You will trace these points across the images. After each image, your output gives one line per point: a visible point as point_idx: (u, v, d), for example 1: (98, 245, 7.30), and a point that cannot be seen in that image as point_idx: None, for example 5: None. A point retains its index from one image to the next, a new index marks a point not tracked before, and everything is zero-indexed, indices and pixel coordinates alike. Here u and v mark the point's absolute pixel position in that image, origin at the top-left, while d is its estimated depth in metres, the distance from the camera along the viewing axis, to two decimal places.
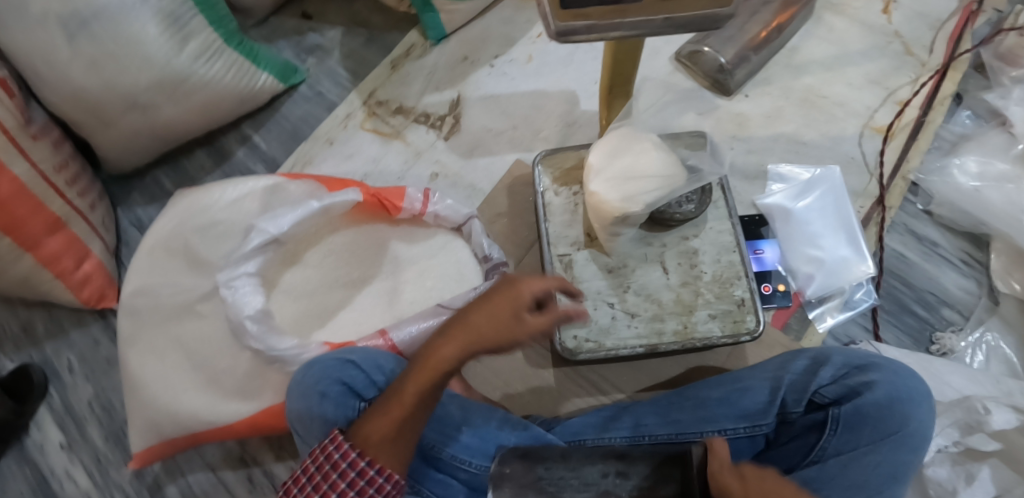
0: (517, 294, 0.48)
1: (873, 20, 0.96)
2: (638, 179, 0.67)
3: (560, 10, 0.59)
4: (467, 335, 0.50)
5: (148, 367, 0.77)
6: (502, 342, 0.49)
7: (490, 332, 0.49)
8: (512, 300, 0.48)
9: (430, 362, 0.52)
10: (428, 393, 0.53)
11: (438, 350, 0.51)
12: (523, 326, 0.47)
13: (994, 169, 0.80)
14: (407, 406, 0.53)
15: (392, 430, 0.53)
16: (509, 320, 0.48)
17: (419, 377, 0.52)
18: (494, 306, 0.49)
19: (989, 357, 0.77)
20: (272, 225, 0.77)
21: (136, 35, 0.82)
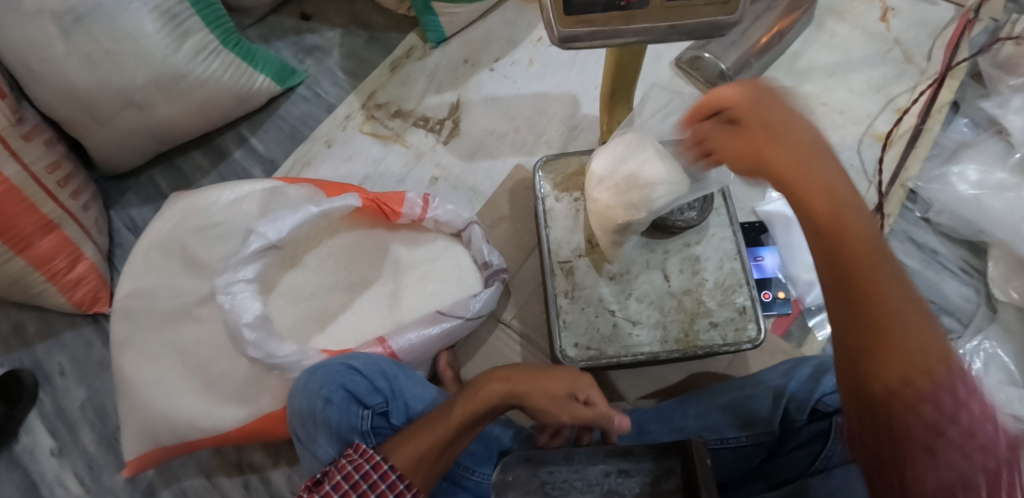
0: (576, 380, 0.59)
1: (873, 28, 0.96)
2: (643, 187, 0.66)
3: (564, 17, 0.58)
4: (524, 389, 0.58)
5: (144, 372, 0.76)
6: (546, 414, 0.58)
7: (544, 398, 0.58)
8: (570, 384, 0.59)
9: (482, 395, 0.57)
10: (473, 425, 0.56)
11: (493, 387, 0.57)
12: (573, 409, 0.58)
13: (993, 178, 0.80)
14: (452, 431, 0.55)
15: (429, 452, 0.54)
16: (563, 397, 0.58)
17: (468, 402, 0.56)
18: (554, 379, 0.59)
19: (987, 364, 0.76)
20: (271, 229, 0.76)
21: (133, 32, 0.81)
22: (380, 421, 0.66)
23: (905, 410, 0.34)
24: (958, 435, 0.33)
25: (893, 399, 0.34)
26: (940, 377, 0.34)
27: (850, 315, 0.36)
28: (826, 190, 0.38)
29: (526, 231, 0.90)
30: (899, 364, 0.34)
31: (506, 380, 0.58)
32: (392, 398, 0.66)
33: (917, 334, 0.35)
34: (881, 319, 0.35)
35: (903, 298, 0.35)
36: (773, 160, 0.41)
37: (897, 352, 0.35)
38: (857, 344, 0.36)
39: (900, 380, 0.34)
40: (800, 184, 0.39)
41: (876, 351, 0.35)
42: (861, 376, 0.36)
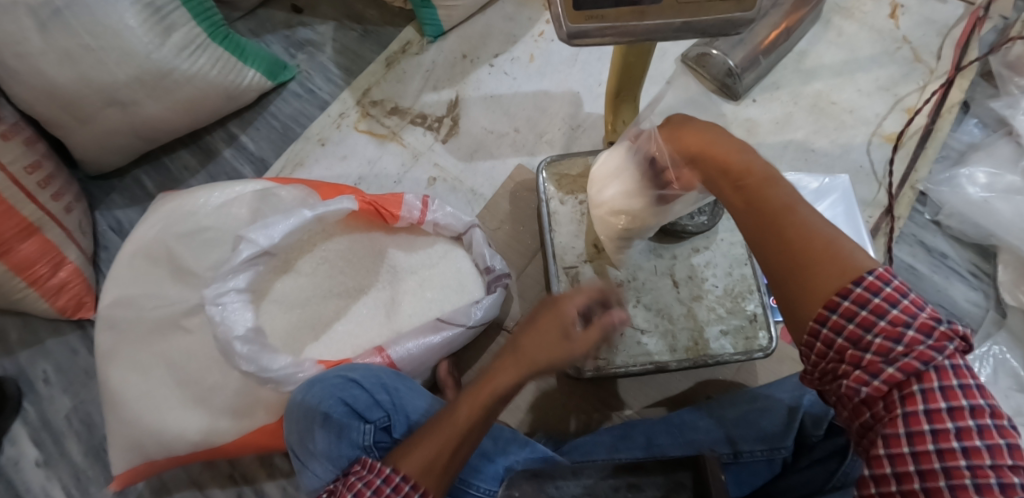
0: (562, 312, 0.46)
1: (882, 25, 0.94)
2: (658, 198, 0.61)
3: (572, 11, 0.56)
4: (522, 348, 0.47)
5: (133, 384, 0.73)
6: (555, 368, 0.45)
7: (542, 353, 0.46)
8: (558, 322, 0.46)
9: (488, 386, 0.47)
10: (485, 417, 0.48)
11: (502, 372, 0.47)
12: (576, 346, 0.45)
13: (1003, 181, 0.78)
14: (461, 430, 0.47)
15: (438, 456, 0.47)
16: (557, 334, 0.46)
17: (471, 401, 0.48)
18: (546, 324, 0.47)
19: (996, 370, 0.75)
20: (263, 236, 0.73)
21: (115, 27, 0.77)
22: (382, 436, 0.62)
23: (830, 333, 0.41)
24: (876, 344, 0.39)
25: (823, 323, 0.41)
26: (853, 294, 0.40)
27: (780, 264, 0.43)
28: (747, 166, 0.46)
29: (529, 234, 0.88)
30: (822, 290, 0.41)
31: (504, 366, 0.47)
32: (394, 411, 0.63)
33: (831, 261, 0.41)
34: (802, 263, 0.42)
35: (816, 236, 0.42)
36: (704, 151, 0.47)
37: (816, 283, 0.41)
38: (787, 291, 0.43)
39: (825, 301, 0.41)
40: (726, 172, 0.46)
41: (801, 287, 0.42)
42: (796, 314, 0.43)
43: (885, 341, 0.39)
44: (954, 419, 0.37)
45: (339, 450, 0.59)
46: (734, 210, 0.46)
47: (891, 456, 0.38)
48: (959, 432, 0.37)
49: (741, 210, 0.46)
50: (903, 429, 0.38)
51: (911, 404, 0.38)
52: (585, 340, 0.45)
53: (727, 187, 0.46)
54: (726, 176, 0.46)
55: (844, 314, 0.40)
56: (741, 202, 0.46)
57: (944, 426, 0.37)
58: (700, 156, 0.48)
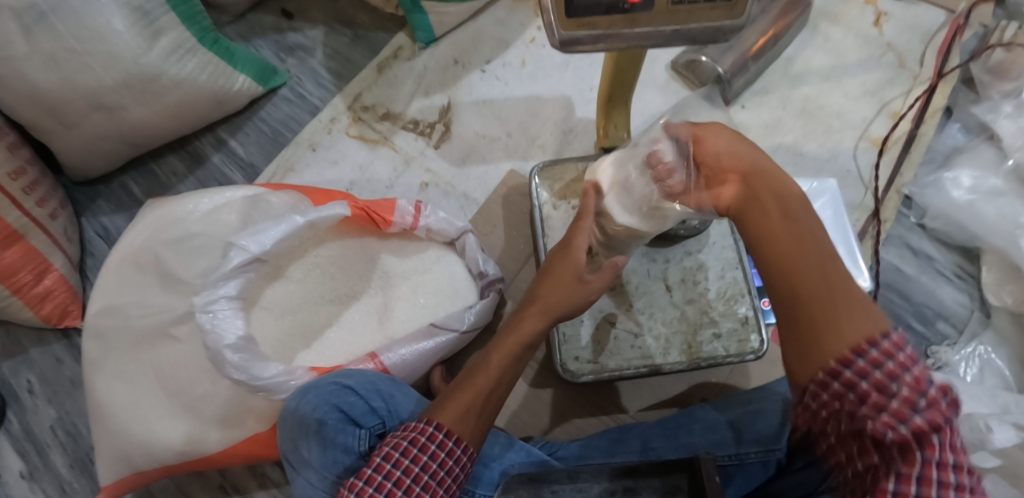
0: (575, 260, 0.59)
1: (867, 31, 0.96)
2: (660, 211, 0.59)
3: (565, 18, 0.56)
4: (540, 295, 0.59)
5: (121, 394, 0.72)
6: (578, 304, 0.58)
7: (558, 296, 0.58)
8: (571, 268, 0.59)
9: (520, 330, 0.58)
10: (514, 361, 0.56)
11: (530, 318, 0.58)
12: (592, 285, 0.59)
13: (987, 183, 0.80)
14: (494, 378, 0.55)
15: (474, 404, 0.53)
16: (574, 280, 0.59)
17: (499, 353, 0.56)
18: (563, 271, 0.59)
19: (982, 370, 0.77)
20: (254, 242, 0.73)
21: (101, 30, 0.76)
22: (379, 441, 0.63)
23: (853, 376, 0.38)
24: (903, 393, 0.36)
25: (846, 366, 0.39)
26: (882, 345, 0.38)
27: (804, 294, 0.43)
28: (790, 196, 0.48)
29: (522, 239, 0.88)
30: (846, 335, 0.40)
31: (533, 313, 0.58)
32: (389, 418, 0.63)
33: (856, 308, 0.41)
34: (829, 301, 0.42)
35: (841, 282, 0.43)
36: (753, 172, 0.50)
37: (839, 324, 0.41)
38: (804, 328, 0.42)
39: (847, 344, 0.40)
40: (773, 193, 0.48)
41: (821, 325, 0.41)
42: (812, 353, 0.41)
43: (911, 392, 0.36)
44: (959, 477, 0.34)
45: (332, 457, 0.60)
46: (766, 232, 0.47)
47: (897, 496, 0.34)
48: (959, 490, 0.33)
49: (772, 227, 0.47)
50: (915, 472, 0.34)
51: (927, 451, 0.34)
52: (598, 280, 0.60)
53: (771, 210, 0.48)
54: (774, 199, 0.48)
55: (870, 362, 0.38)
56: (782, 224, 0.47)
57: (951, 481, 0.33)
58: (749, 178, 0.50)
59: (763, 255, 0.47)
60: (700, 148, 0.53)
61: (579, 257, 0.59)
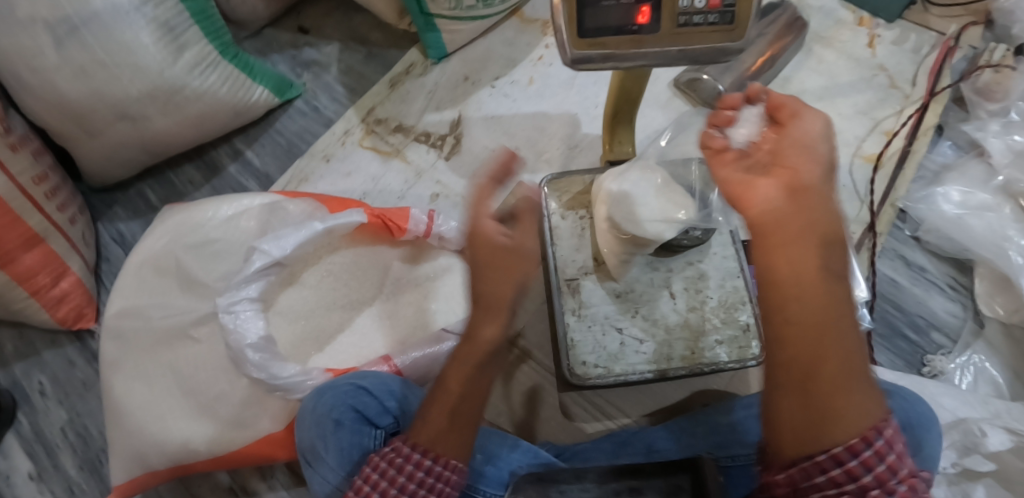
0: (488, 240, 0.51)
1: (860, 54, 1.00)
2: (662, 224, 0.67)
3: (577, 38, 0.60)
4: (480, 294, 0.52)
5: (137, 393, 0.74)
6: (519, 286, 0.51)
7: (500, 289, 0.51)
8: (489, 249, 0.51)
9: (478, 338, 0.51)
10: (478, 369, 0.51)
11: (483, 322, 0.51)
12: (520, 253, 0.52)
13: (976, 198, 0.84)
14: (459, 392, 0.51)
15: (443, 425, 0.50)
16: (513, 259, 0.51)
17: (461, 368, 0.51)
18: (496, 257, 0.51)
19: (977, 379, 0.80)
20: (275, 246, 0.75)
21: (129, 43, 0.80)
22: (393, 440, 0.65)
23: (858, 465, 0.37)
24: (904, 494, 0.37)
25: (852, 454, 0.37)
26: (885, 437, 0.38)
27: (809, 367, 0.40)
28: (830, 245, 0.43)
29: None
30: (839, 413, 0.38)
31: (487, 315, 0.51)
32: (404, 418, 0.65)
33: (860, 398, 0.39)
34: (840, 383, 0.39)
35: (849, 364, 0.40)
36: (809, 197, 0.44)
37: (842, 410, 0.38)
38: (805, 406, 0.39)
39: (849, 434, 0.38)
40: (822, 233, 0.43)
41: (823, 408, 0.39)
42: (807, 428, 0.39)
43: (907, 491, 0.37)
44: None
45: (347, 457, 0.61)
46: (788, 267, 0.42)
47: None
48: None
49: (804, 269, 0.42)
50: None
51: None
52: (531, 241, 0.53)
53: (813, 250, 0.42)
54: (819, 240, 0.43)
55: (876, 452, 0.37)
56: (813, 274, 0.41)
57: None
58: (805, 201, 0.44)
59: (777, 298, 0.42)
60: (785, 133, 0.48)
61: (499, 238, 0.51)
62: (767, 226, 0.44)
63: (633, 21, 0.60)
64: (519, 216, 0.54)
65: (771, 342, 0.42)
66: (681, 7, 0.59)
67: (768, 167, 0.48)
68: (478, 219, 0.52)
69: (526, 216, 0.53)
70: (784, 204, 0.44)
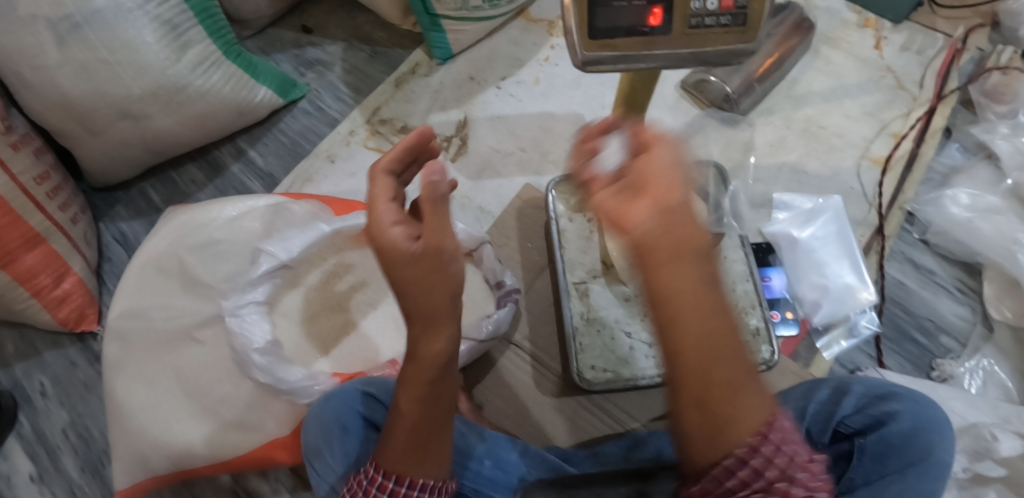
0: (394, 251, 0.44)
1: (868, 55, 1.00)
2: None
3: (587, 40, 0.60)
4: (411, 312, 0.46)
5: (140, 395, 0.73)
6: (450, 294, 0.45)
7: (430, 306, 0.45)
8: (401, 260, 0.44)
9: (423, 356, 0.48)
10: (429, 388, 0.50)
11: (425, 338, 0.47)
12: (437, 250, 0.44)
13: (985, 201, 0.83)
14: (414, 410, 0.51)
15: (406, 445, 0.51)
16: (434, 266, 0.44)
17: (409, 393, 0.50)
18: (414, 269, 0.44)
19: (986, 382, 0.79)
20: (281, 248, 0.76)
21: (131, 41, 0.79)
22: None
23: (758, 464, 0.36)
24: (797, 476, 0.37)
25: (753, 454, 0.36)
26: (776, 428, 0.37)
27: (708, 379, 0.36)
28: (700, 257, 0.36)
29: (535, 251, 0.89)
30: (734, 413, 0.36)
31: (430, 334, 0.47)
32: None
33: (750, 391, 0.37)
34: (734, 386, 0.36)
35: (736, 368, 0.37)
36: (683, 216, 0.36)
37: (738, 412, 0.36)
38: (708, 417, 0.36)
39: (751, 434, 0.36)
40: (702, 252, 0.36)
41: (724, 414, 0.36)
42: (710, 433, 0.36)
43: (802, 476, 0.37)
44: None
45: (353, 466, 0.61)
46: (673, 288, 0.35)
47: None
48: None
49: (682, 285, 0.35)
50: None
51: None
52: (447, 235, 0.45)
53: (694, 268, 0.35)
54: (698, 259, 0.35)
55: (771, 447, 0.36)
56: (692, 292, 0.35)
57: None
58: (682, 221, 0.36)
59: (664, 318, 0.36)
60: (647, 155, 0.38)
61: (407, 247, 0.44)
62: (645, 251, 0.35)
63: (644, 22, 0.59)
64: (422, 207, 0.45)
65: (666, 359, 0.37)
66: (693, 9, 0.59)
67: (631, 186, 0.37)
68: (376, 229, 0.46)
69: (427, 204, 0.44)
70: (659, 229, 0.35)
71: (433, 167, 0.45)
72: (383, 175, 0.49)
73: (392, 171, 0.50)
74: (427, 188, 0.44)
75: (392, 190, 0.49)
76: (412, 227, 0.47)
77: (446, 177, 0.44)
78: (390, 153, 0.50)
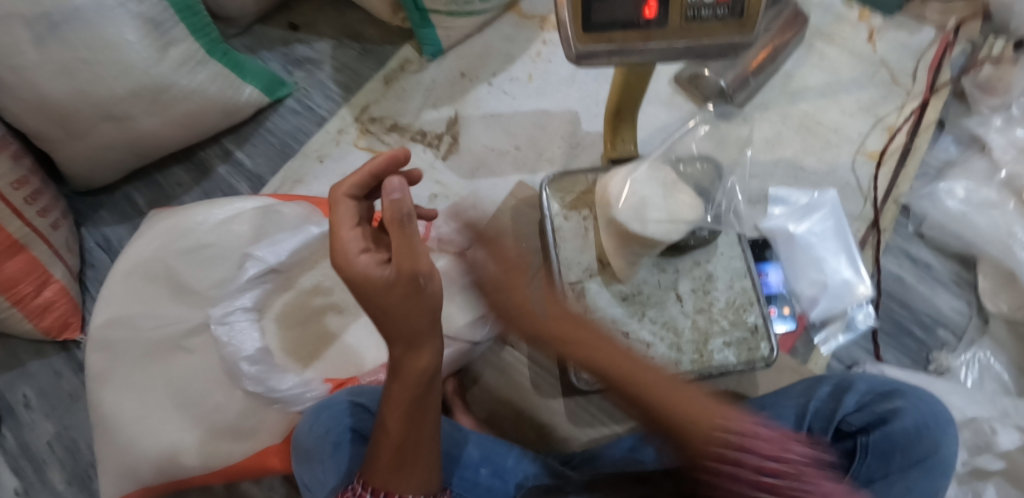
0: (364, 279, 0.45)
1: (861, 49, 0.99)
2: (671, 223, 0.66)
3: (581, 33, 0.58)
4: (391, 333, 0.46)
5: (128, 406, 0.71)
6: (426, 316, 0.45)
7: (410, 325, 0.45)
8: (371, 287, 0.44)
9: (407, 372, 0.48)
10: (413, 404, 0.49)
11: (405, 356, 0.47)
12: (410, 274, 0.44)
13: (980, 196, 0.83)
14: (402, 426, 0.50)
15: (393, 460, 0.50)
16: (409, 289, 0.44)
17: (392, 408, 0.50)
18: (390, 295, 0.44)
19: (982, 376, 0.80)
20: (270, 254, 0.74)
21: (113, 40, 0.76)
22: None
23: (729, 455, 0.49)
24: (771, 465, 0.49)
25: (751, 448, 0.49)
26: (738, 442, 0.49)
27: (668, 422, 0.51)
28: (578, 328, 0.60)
29: (531, 250, 0.88)
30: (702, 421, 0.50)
31: (411, 353, 0.47)
32: None
33: (696, 405, 0.51)
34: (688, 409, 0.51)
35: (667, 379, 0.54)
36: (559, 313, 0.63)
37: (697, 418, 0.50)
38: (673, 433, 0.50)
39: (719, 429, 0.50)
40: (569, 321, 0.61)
41: (687, 437, 0.50)
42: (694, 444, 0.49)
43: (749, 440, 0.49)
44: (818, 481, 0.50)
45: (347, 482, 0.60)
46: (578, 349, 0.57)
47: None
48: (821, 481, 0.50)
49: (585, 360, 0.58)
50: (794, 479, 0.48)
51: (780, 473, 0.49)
52: (418, 257, 0.45)
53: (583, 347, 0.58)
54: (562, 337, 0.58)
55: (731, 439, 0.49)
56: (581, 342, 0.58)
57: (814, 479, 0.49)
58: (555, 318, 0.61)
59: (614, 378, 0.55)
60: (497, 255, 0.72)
61: (379, 274, 0.45)
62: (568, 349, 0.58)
63: (640, 15, 0.58)
64: (388, 230, 0.46)
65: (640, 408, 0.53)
66: (689, 2, 0.58)
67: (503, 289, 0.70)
68: (339, 252, 0.46)
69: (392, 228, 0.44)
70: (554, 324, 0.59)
71: (391, 187, 0.46)
72: (345, 200, 0.49)
73: (354, 197, 0.50)
74: (390, 210, 0.45)
75: (355, 216, 0.49)
76: (380, 253, 0.47)
77: (408, 197, 0.45)
78: (350, 177, 0.49)
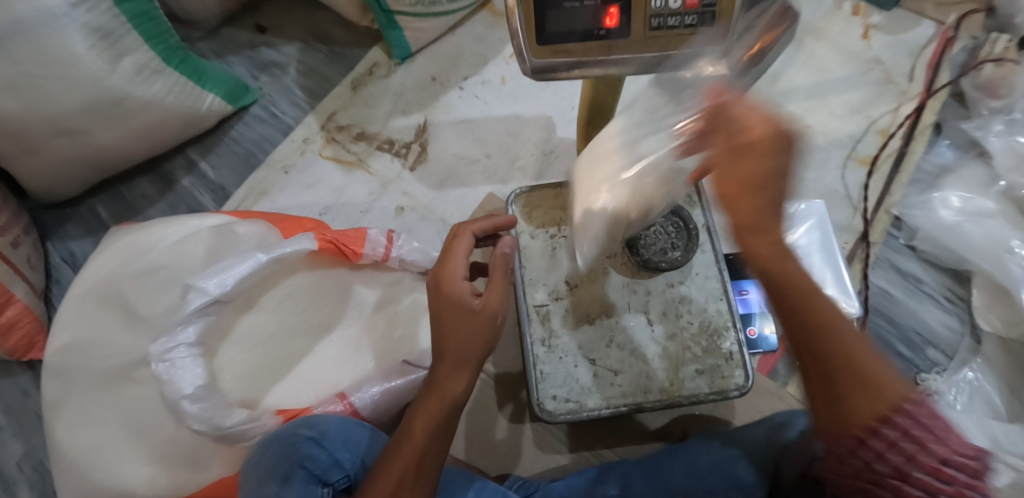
0: (455, 300, 0.51)
1: (854, 46, 0.93)
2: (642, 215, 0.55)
3: (536, 45, 0.52)
4: (445, 348, 0.50)
5: (83, 435, 0.69)
6: (490, 346, 0.51)
7: (467, 346, 0.50)
8: (452, 308, 0.51)
9: (443, 389, 0.50)
10: (441, 423, 0.50)
11: (449, 372, 0.50)
12: (488, 306, 0.51)
13: (976, 205, 0.78)
14: (425, 439, 0.49)
15: (405, 476, 0.49)
16: (488, 324, 0.50)
17: (422, 419, 0.50)
18: (469, 322, 0.50)
19: (972, 398, 0.74)
20: (215, 283, 0.69)
21: (63, 53, 0.73)
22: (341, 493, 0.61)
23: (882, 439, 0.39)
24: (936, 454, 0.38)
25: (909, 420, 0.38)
26: (911, 405, 0.38)
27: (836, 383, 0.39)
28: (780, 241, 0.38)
29: None
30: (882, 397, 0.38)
31: (460, 374, 0.50)
32: (353, 470, 0.61)
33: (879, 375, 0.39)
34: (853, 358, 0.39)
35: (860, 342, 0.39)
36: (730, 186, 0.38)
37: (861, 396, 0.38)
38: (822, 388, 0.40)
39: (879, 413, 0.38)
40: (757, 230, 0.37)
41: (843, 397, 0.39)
42: (843, 415, 0.39)
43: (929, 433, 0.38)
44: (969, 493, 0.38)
45: None
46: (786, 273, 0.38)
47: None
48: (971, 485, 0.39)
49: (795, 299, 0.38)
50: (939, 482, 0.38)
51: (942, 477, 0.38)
52: (505, 300, 0.52)
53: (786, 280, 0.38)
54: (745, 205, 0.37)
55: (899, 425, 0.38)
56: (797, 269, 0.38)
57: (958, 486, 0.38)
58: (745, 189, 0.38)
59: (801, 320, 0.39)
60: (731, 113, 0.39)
61: (470, 302, 0.51)
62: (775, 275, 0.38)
63: (601, 25, 0.52)
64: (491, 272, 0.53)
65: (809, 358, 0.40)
66: (653, 8, 0.51)
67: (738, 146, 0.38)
68: (443, 272, 0.53)
69: (499, 268, 0.53)
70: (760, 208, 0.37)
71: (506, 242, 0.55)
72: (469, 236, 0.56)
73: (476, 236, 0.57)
74: (502, 259, 0.54)
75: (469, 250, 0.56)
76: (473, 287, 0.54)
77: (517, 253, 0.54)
78: (481, 221, 0.58)
